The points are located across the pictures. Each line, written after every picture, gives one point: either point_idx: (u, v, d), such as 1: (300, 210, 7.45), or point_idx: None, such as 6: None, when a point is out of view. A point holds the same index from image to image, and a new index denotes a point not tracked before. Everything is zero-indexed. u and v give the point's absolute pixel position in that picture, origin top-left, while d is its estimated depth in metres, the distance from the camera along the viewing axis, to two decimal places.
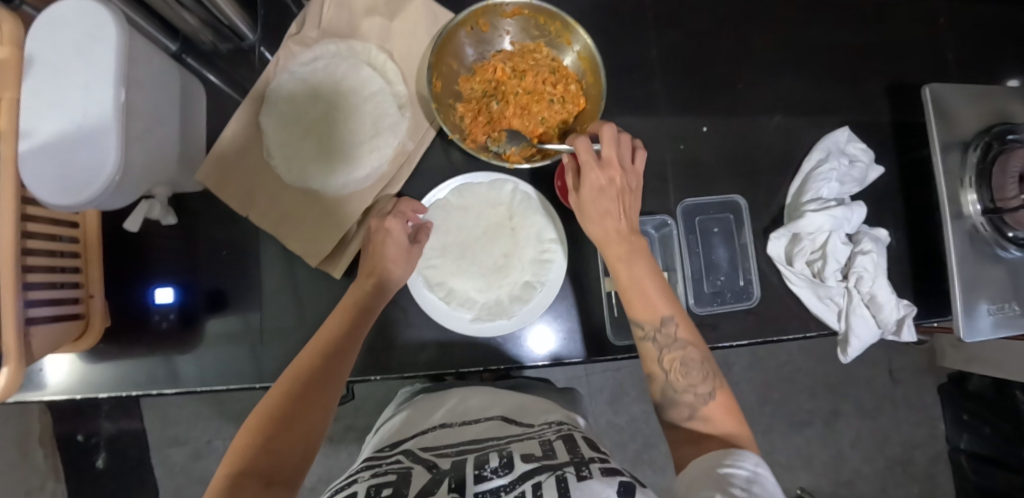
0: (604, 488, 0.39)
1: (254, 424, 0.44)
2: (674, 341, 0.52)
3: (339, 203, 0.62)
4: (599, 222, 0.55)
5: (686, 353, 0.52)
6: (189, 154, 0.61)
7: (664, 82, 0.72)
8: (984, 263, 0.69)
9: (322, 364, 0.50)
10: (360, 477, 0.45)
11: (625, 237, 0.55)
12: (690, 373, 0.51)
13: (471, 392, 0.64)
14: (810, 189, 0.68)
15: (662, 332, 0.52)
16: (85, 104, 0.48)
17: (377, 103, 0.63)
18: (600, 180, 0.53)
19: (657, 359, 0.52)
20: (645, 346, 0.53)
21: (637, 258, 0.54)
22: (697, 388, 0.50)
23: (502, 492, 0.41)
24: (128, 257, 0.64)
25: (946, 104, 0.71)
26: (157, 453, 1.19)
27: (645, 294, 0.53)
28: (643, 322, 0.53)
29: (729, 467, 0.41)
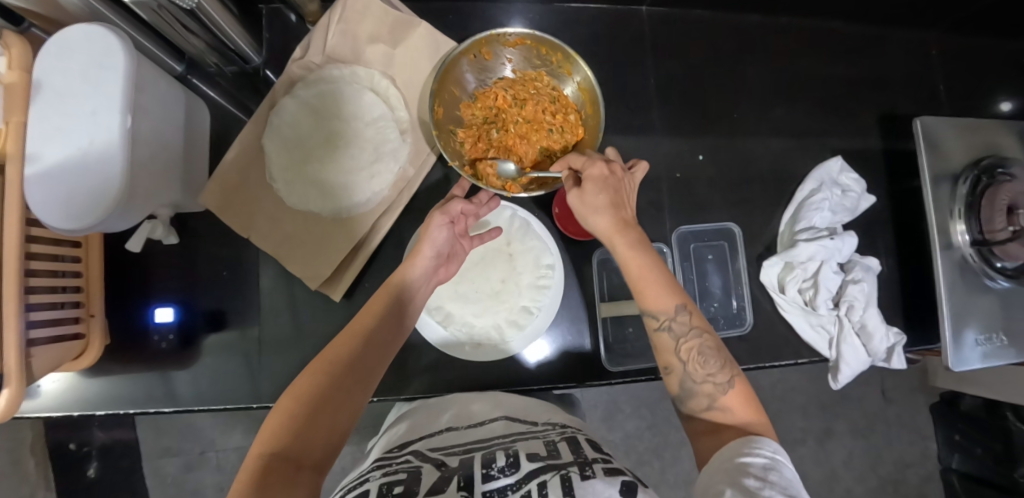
0: (606, 488, 0.39)
1: (289, 401, 0.42)
2: (690, 330, 0.50)
3: (338, 227, 0.63)
4: (602, 211, 0.52)
5: (703, 341, 0.50)
6: (193, 176, 0.62)
7: (661, 111, 0.73)
8: (972, 293, 0.70)
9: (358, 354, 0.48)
10: (370, 477, 0.46)
11: (628, 226, 0.53)
12: (707, 362, 0.49)
13: (472, 395, 0.62)
14: (802, 218, 0.69)
15: (677, 322, 0.50)
16: (93, 130, 0.48)
17: (378, 129, 0.64)
18: (600, 171, 0.53)
19: (673, 350, 0.50)
20: (659, 337, 0.51)
21: (643, 245, 0.52)
22: (717, 378, 0.49)
23: (509, 491, 0.41)
24: (129, 276, 0.64)
25: (936, 137, 0.72)
26: (149, 465, 1.20)
27: (655, 285, 0.51)
28: (659, 311, 0.50)
29: (746, 457, 0.41)
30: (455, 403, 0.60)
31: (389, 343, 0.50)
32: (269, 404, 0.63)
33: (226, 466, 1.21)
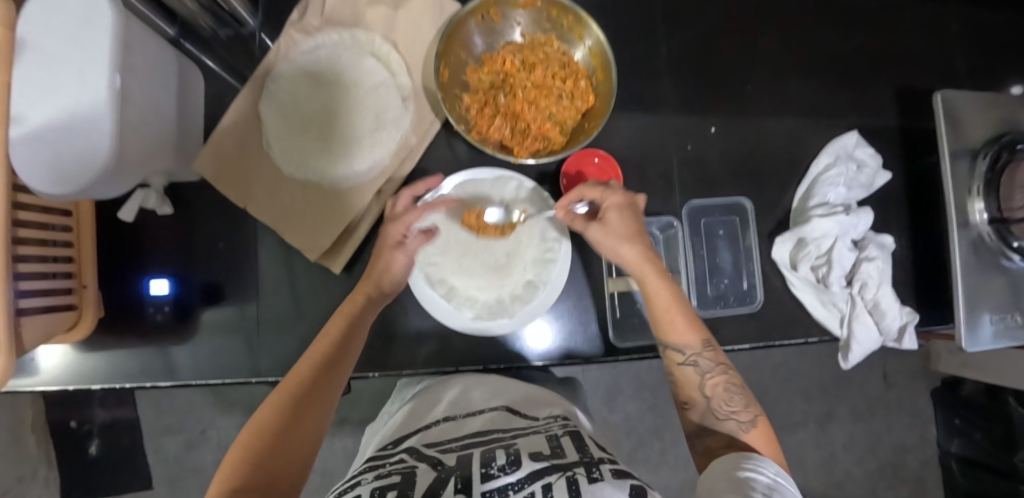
0: (614, 491, 0.40)
1: (247, 439, 0.46)
2: (715, 366, 0.55)
3: (338, 197, 0.61)
4: (631, 244, 0.57)
5: (727, 378, 0.55)
6: (187, 143, 0.60)
7: (672, 82, 0.71)
8: (987, 273, 0.68)
9: (311, 386, 0.50)
10: (363, 478, 0.45)
11: (652, 258, 0.58)
12: (731, 399, 0.54)
13: (474, 381, 0.64)
14: (816, 193, 0.68)
15: (703, 358, 0.56)
16: (78, 90, 0.45)
17: (380, 95, 0.61)
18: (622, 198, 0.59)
19: (697, 386, 0.55)
20: (685, 372, 0.56)
21: (667, 280, 0.58)
22: (740, 416, 0.53)
23: (511, 490, 0.41)
24: (123, 247, 0.63)
25: (957, 111, 0.70)
26: (151, 442, 1.18)
27: (680, 319, 0.57)
28: (684, 346, 0.56)
29: (749, 472, 0.44)
30: (455, 392, 0.62)
31: (344, 368, 0.53)
32: (268, 378, 0.62)
33: (226, 445, 1.20)
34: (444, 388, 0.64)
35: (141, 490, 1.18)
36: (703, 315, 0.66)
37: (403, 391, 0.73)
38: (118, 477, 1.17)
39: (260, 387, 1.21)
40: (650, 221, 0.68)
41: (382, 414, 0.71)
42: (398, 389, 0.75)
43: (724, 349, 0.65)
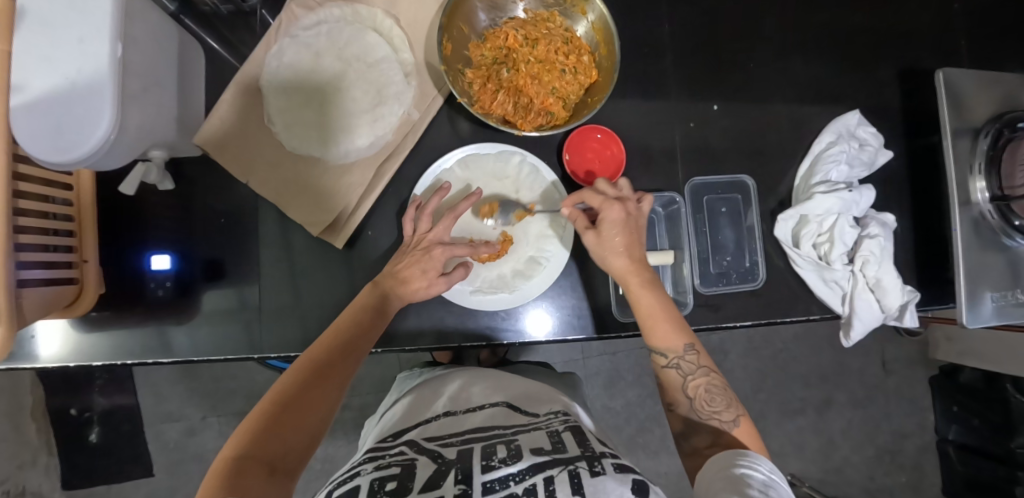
0: (617, 486, 0.40)
1: (263, 408, 0.45)
2: (698, 368, 0.54)
3: (340, 173, 0.61)
4: (620, 256, 0.57)
5: (710, 378, 0.53)
6: (188, 118, 0.60)
7: (675, 60, 0.70)
8: (988, 252, 0.69)
9: (330, 363, 0.50)
10: (362, 470, 0.44)
11: (641, 268, 0.57)
12: (714, 399, 0.52)
13: (473, 377, 0.65)
14: (818, 171, 0.68)
15: (685, 360, 0.54)
16: (81, 60, 0.45)
17: (383, 70, 0.61)
18: (619, 214, 0.57)
19: (682, 387, 0.54)
20: (668, 373, 0.55)
21: (654, 288, 0.57)
22: (722, 416, 0.51)
23: (511, 480, 0.41)
24: (124, 224, 0.63)
25: (959, 89, 0.70)
26: (151, 429, 1.18)
27: (665, 323, 0.55)
28: (667, 348, 0.54)
29: (744, 469, 0.43)
30: (455, 389, 0.62)
31: (364, 350, 0.53)
32: (271, 354, 0.62)
33: (227, 431, 1.20)
34: (442, 383, 0.64)
35: (142, 477, 1.18)
36: (705, 292, 0.66)
37: (404, 383, 0.73)
38: (118, 463, 1.17)
39: (261, 374, 1.21)
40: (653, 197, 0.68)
41: (381, 406, 0.71)
42: (399, 382, 0.76)
43: (724, 325, 0.66)
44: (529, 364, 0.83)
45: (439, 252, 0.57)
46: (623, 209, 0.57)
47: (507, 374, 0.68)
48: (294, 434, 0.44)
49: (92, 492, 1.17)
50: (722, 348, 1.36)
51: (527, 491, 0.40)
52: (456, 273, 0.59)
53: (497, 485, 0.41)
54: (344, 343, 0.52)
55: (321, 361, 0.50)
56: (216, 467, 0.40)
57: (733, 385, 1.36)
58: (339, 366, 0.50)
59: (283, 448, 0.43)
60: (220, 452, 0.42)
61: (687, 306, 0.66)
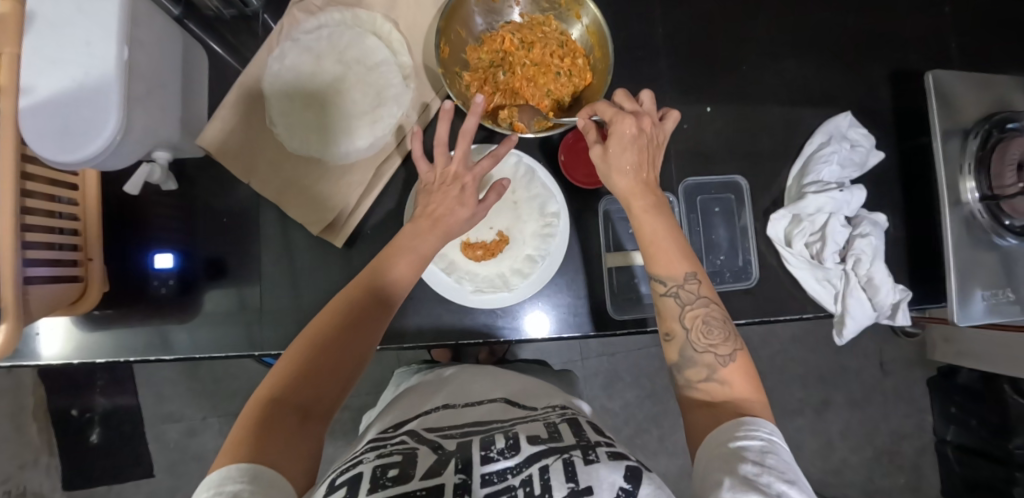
0: (611, 473, 0.41)
1: (297, 349, 0.46)
2: (698, 298, 0.51)
3: (340, 173, 0.62)
4: (625, 176, 0.53)
5: (709, 310, 0.51)
6: (191, 119, 0.61)
7: (669, 63, 0.72)
8: (979, 250, 0.69)
9: (363, 308, 0.49)
10: (364, 458, 0.45)
11: (647, 191, 0.54)
12: (711, 332, 0.50)
13: (470, 374, 0.66)
14: (811, 171, 0.68)
15: (685, 288, 0.52)
16: (88, 63, 0.47)
17: (382, 73, 0.63)
18: (630, 129, 0.52)
19: (677, 316, 0.52)
20: (666, 302, 0.53)
21: (659, 211, 0.54)
22: (718, 350, 0.50)
23: (509, 473, 0.42)
24: (128, 223, 0.64)
25: (948, 91, 0.71)
26: (152, 430, 1.19)
27: (666, 250, 0.53)
28: (669, 276, 0.52)
29: (742, 440, 0.41)
30: (454, 385, 0.63)
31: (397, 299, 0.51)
32: (272, 352, 0.63)
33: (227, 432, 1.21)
34: (442, 380, 0.65)
35: (142, 477, 1.18)
36: None
37: (403, 379, 0.75)
38: (119, 463, 1.17)
39: (261, 374, 1.22)
40: None
41: (380, 403, 0.72)
42: (397, 378, 0.77)
43: None
44: (527, 361, 0.84)
45: (468, 179, 0.55)
46: (636, 122, 0.53)
47: (505, 371, 0.69)
48: (327, 380, 0.45)
49: (92, 492, 1.18)
50: None
51: (524, 482, 0.41)
52: (490, 194, 0.57)
53: (495, 477, 0.42)
54: (379, 290, 0.50)
55: (355, 306, 0.49)
56: (251, 409, 0.41)
57: None
58: (373, 313, 0.49)
59: (316, 394, 0.44)
60: (255, 393, 0.43)
61: None
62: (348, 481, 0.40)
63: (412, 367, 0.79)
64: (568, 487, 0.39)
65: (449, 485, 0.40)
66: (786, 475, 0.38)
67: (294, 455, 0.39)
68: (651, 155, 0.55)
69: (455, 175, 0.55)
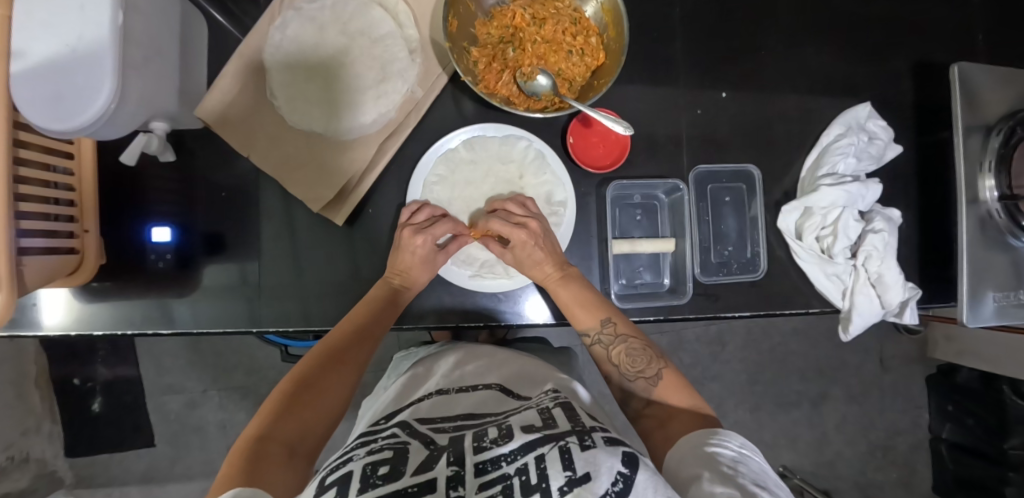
0: (607, 458, 0.40)
1: (285, 390, 0.51)
2: (616, 337, 0.58)
3: (343, 148, 0.60)
4: (533, 268, 0.60)
5: (629, 344, 0.58)
6: (190, 89, 0.59)
7: (684, 45, 0.69)
8: (992, 251, 0.68)
9: (345, 349, 0.55)
10: (355, 455, 0.44)
11: (557, 265, 0.61)
12: (635, 360, 0.57)
13: (466, 356, 0.65)
14: (826, 162, 0.67)
15: (605, 333, 0.59)
16: (81, 26, 0.45)
17: (387, 46, 0.60)
18: (524, 237, 0.59)
19: (607, 358, 0.59)
20: (595, 349, 0.60)
21: (572, 280, 0.61)
22: (645, 373, 0.57)
23: (503, 461, 0.42)
24: (125, 195, 0.62)
25: (973, 84, 0.68)
26: (152, 401, 1.19)
27: (581, 305, 0.60)
28: (588, 328, 0.59)
29: (715, 446, 0.45)
30: (447, 368, 0.62)
31: (376, 341, 0.57)
32: (269, 329, 0.62)
33: (228, 405, 1.22)
34: (436, 362, 0.65)
35: (142, 447, 1.20)
36: (706, 282, 0.66)
37: (400, 361, 0.75)
38: (120, 433, 1.19)
39: (262, 349, 1.23)
40: (656, 184, 0.68)
41: (377, 385, 0.71)
42: (395, 361, 0.76)
43: (722, 314, 0.66)
44: (528, 342, 0.84)
45: (422, 240, 0.58)
46: (528, 232, 0.59)
47: (501, 351, 0.69)
48: (307, 420, 0.49)
49: (94, 460, 1.19)
50: (720, 339, 1.36)
51: (519, 471, 0.40)
52: (454, 244, 0.61)
53: (488, 466, 0.41)
54: (356, 335, 0.56)
55: (338, 346, 0.55)
56: (237, 450, 0.44)
57: (729, 377, 1.37)
58: (349, 356, 0.55)
59: (300, 433, 0.48)
60: (241, 437, 0.46)
61: (686, 295, 0.65)
62: (338, 480, 0.39)
63: (409, 349, 0.78)
64: (565, 476, 0.38)
65: (442, 478, 0.40)
66: (755, 477, 0.42)
67: (282, 483, 0.42)
68: (551, 242, 0.61)
69: (416, 240, 0.58)
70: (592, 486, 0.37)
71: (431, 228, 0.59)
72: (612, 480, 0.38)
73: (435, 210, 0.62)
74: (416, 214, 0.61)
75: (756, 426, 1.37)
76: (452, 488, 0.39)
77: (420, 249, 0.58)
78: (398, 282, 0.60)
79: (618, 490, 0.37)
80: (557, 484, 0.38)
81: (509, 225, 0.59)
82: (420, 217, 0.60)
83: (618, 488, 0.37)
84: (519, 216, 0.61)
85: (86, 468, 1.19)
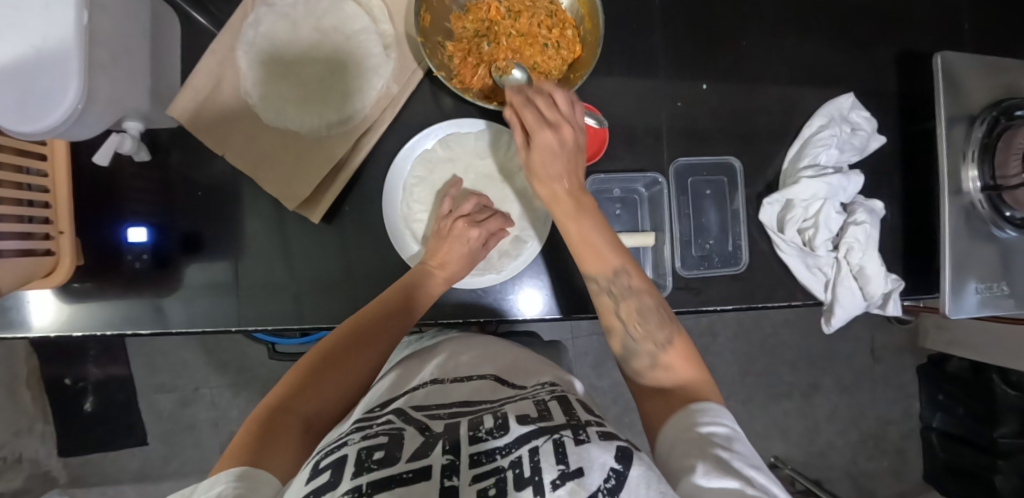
0: (601, 453, 0.39)
1: (310, 365, 0.52)
2: (626, 289, 0.56)
3: (318, 144, 0.60)
4: (547, 181, 0.56)
5: (640, 300, 0.55)
6: (162, 87, 0.58)
7: (665, 36, 0.68)
8: (977, 242, 0.68)
9: (373, 331, 0.55)
10: (350, 439, 0.42)
11: (571, 194, 0.57)
12: (644, 318, 0.55)
13: (458, 347, 0.64)
14: (807, 155, 0.66)
15: (614, 284, 0.56)
16: (45, 28, 0.44)
17: (361, 42, 0.60)
18: (550, 142, 0.53)
19: (614, 311, 0.57)
20: (600, 298, 0.57)
21: (585, 212, 0.57)
22: (651, 335, 0.54)
23: (499, 453, 0.41)
24: (101, 196, 0.62)
25: (957, 73, 0.68)
26: (144, 399, 1.19)
27: (596, 248, 0.56)
28: (595, 272, 0.57)
29: (709, 425, 0.44)
30: (442, 360, 0.61)
31: (405, 325, 0.57)
32: (249, 328, 0.62)
33: (220, 402, 1.22)
34: (429, 355, 0.64)
35: (135, 446, 1.20)
36: (687, 275, 0.66)
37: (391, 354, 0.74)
38: (112, 432, 1.19)
39: (252, 347, 1.23)
40: (637, 178, 0.67)
41: None
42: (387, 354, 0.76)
43: (704, 308, 0.66)
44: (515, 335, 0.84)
45: (476, 233, 0.61)
46: (555, 134, 0.54)
47: (492, 340, 0.69)
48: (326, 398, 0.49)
49: (88, 459, 1.19)
50: (711, 331, 1.36)
51: (513, 464, 0.39)
52: (494, 241, 0.64)
53: (483, 458, 0.40)
54: (386, 318, 0.56)
55: (366, 326, 0.56)
56: (252, 418, 0.45)
57: (721, 368, 1.37)
58: (376, 338, 0.55)
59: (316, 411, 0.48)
60: (261, 404, 0.47)
61: (666, 289, 0.65)
62: (332, 464, 0.38)
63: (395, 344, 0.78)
64: (558, 470, 0.37)
65: (438, 466, 0.39)
66: (749, 457, 0.41)
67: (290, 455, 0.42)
68: (575, 163, 0.57)
69: (470, 231, 0.60)
70: (585, 481, 0.36)
71: (485, 222, 0.62)
72: (605, 476, 0.37)
73: (481, 202, 0.64)
74: (467, 203, 0.63)
75: (748, 417, 1.37)
76: (447, 477, 0.38)
77: (471, 239, 0.61)
78: (434, 270, 0.60)
79: (610, 487, 0.36)
80: (550, 477, 0.37)
81: (539, 123, 0.53)
82: (474, 211, 0.63)
83: (610, 484, 0.36)
84: (557, 112, 0.54)
85: (80, 467, 1.19)
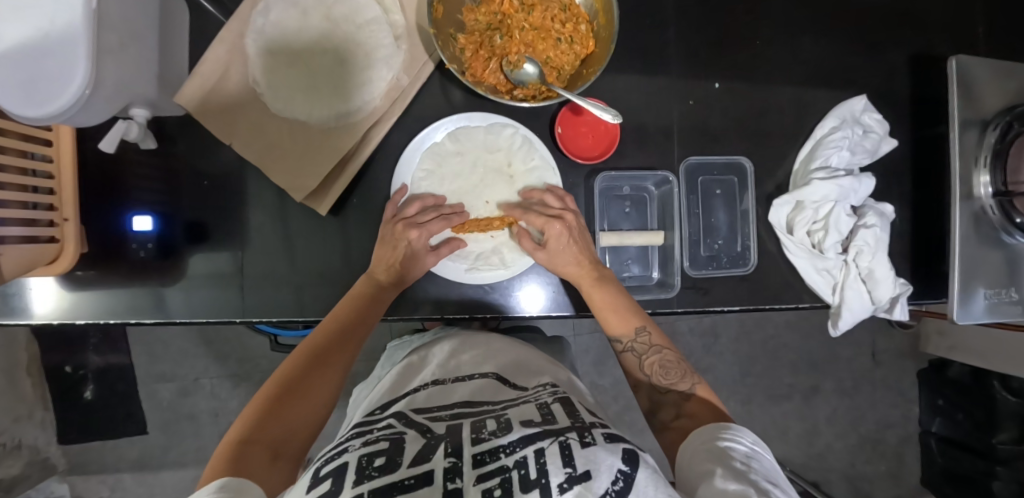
0: (607, 455, 0.39)
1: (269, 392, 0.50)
2: (650, 348, 0.58)
3: (325, 136, 0.59)
4: (569, 263, 0.60)
5: (663, 355, 0.58)
6: (169, 74, 0.58)
7: (678, 33, 0.68)
8: (987, 248, 0.67)
9: (329, 348, 0.54)
10: (350, 445, 0.42)
11: (592, 270, 0.61)
12: (668, 372, 0.57)
13: (462, 344, 0.64)
14: (819, 156, 0.66)
15: (638, 342, 0.59)
16: (53, 12, 0.43)
17: (371, 32, 0.59)
18: (561, 229, 0.59)
19: (639, 367, 0.59)
20: (626, 357, 0.59)
21: (608, 283, 0.61)
22: (677, 386, 0.56)
23: (503, 451, 0.40)
24: (106, 183, 0.61)
25: (971, 77, 0.67)
26: (144, 388, 1.19)
27: (619, 312, 0.59)
28: (621, 335, 0.59)
29: (728, 442, 0.44)
30: (443, 358, 0.61)
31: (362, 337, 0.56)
32: (253, 319, 0.62)
33: (220, 393, 1.22)
34: (430, 352, 0.64)
35: (135, 434, 1.20)
36: (694, 275, 0.65)
37: (393, 355, 0.73)
38: (112, 420, 1.18)
39: (253, 338, 1.22)
40: (646, 176, 0.67)
41: (372, 375, 0.71)
42: (390, 351, 0.75)
43: (710, 308, 0.66)
44: (519, 332, 0.84)
45: (416, 234, 0.58)
46: (563, 224, 0.59)
47: (497, 338, 0.68)
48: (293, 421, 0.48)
49: (87, 447, 1.19)
50: (713, 331, 1.36)
51: (518, 464, 0.39)
52: (445, 247, 0.60)
53: (487, 458, 0.40)
54: (341, 333, 0.55)
55: (322, 344, 0.55)
56: (217, 456, 0.43)
57: (722, 369, 1.37)
58: (336, 355, 0.54)
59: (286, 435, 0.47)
60: (223, 440, 0.46)
61: (674, 288, 0.65)
62: (333, 472, 0.38)
63: (400, 340, 0.78)
64: (564, 472, 0.37)
65: (440, 469, 0.38)
66: (767, 473, 0.41)
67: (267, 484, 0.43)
68: (587, 242, 0.62)
69: (409, 233, 0.58)
70: (592, 484, 0.36)
71: (425, 223, 0.59)
72: (612, 478, 0.37)
73: (427, 203, 0.61)
74: (411, 207, 0.60)
75: (747, 418, 1.37)
76: (449, 480, 0.38)
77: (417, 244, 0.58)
78: (385, 279, 0.59)
79: (618, 489, 0.36)
80: (556, 480, 0.37)
81: (544, 217, 0.59)
82: (415, 212, 0.60)
83: (618, 487, 0.36)
84: (555, 208, 0.61)
85: (79, 455, 1.19)
